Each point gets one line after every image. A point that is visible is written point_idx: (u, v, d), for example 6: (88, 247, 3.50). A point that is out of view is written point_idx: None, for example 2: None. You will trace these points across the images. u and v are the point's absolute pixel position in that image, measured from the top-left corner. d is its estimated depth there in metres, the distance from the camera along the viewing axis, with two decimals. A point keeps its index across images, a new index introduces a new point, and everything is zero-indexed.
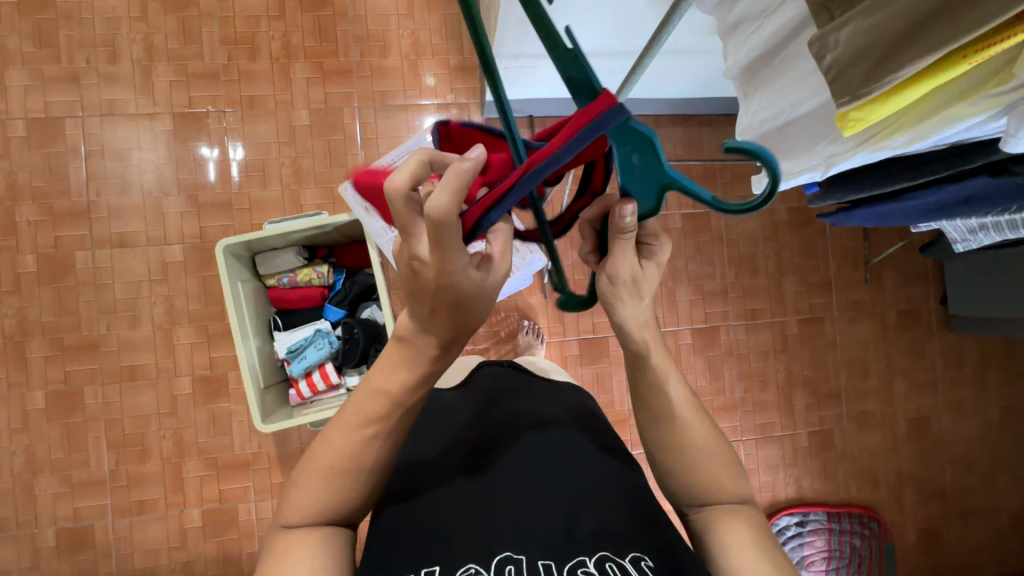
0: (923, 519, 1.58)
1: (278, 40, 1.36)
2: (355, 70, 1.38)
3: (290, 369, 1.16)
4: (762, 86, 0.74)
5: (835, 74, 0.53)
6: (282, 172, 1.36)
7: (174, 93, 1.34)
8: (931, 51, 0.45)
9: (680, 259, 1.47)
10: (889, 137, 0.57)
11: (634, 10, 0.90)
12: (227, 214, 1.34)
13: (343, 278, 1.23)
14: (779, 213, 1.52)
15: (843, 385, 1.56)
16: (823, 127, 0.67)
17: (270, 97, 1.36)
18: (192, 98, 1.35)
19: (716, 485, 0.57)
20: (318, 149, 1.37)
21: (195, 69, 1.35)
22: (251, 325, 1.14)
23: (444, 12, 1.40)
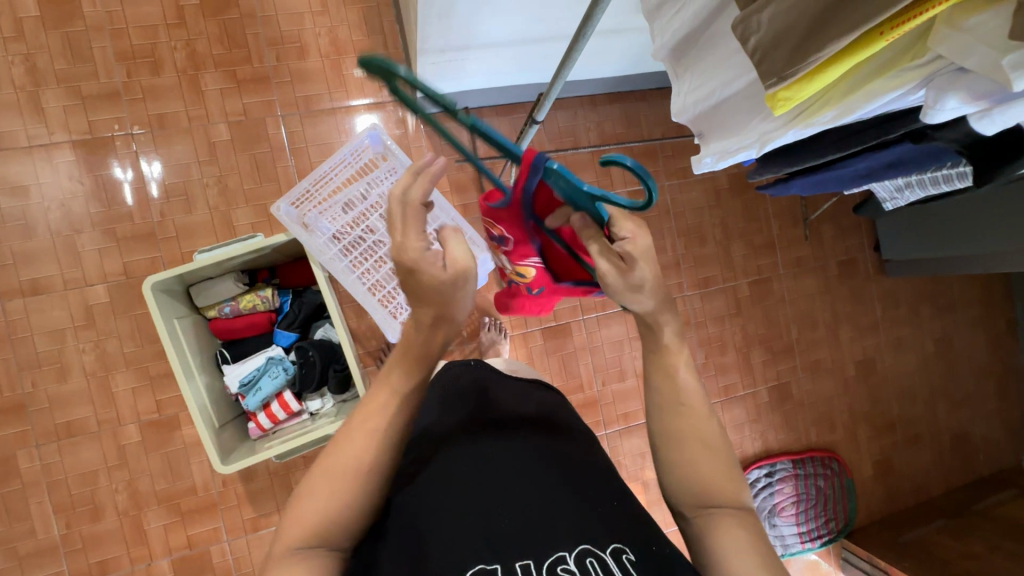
0: (876, 452, 1.70)
1: (182, 50, 1.25)
2: (272, 75, 1.29)
3: (246, 403, 1.10)
4: (692, 67, 0.74)
5: (760, 57, 0.53)
6: (207, 193, 1.26)
7: (70, 118, 1.22)
8: (850, 30, 0.45)
9: None
10: (817, 113, 0.58)
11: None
12: (152, 245, 1.24)
13: (290, 299, 1.17)
14: (720, 180, 1.55)
15: (795, 338, 1.63)
16: (754, 105, 0.67)
17: (182, 113, 1.25)
18: (93, 123, 1.22)
19: (716, 485, 0.58)
20: (244, 164, 1.28)
21: (91, 90, 1.22)
22: (196, 362, 1.07)
23: (361, 5, 1.32)
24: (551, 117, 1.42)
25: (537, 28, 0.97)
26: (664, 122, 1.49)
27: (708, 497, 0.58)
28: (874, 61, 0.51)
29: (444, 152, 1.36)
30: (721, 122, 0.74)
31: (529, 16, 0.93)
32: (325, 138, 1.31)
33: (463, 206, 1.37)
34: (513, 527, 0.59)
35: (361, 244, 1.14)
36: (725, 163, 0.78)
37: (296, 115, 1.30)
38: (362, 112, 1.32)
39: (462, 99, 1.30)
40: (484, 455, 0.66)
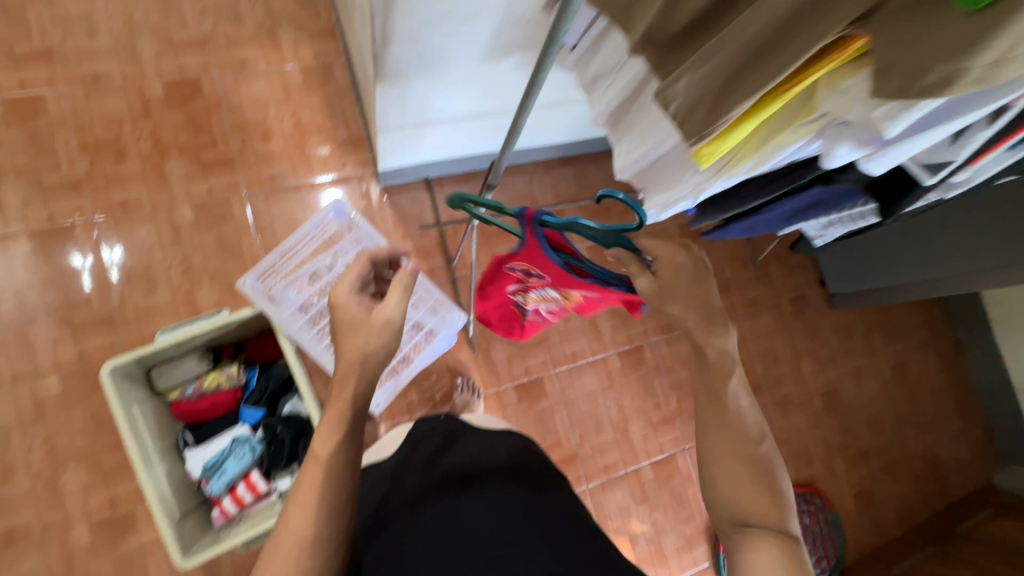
0: (855, 483, 1.72)
1: (147, 139, 1.30)
2: (237, 158, 1.34)
3: (209, 488, 1.05)
4: (628, 131, 0.82)
5: (682, 120, 0.60)
6: (170, 274, 1.26)
7: (29, 209, 1.22)
8: (752, 93, 0.52)
9: None
10: (737, 164, 0.65)
11: (503, 76, 0.98)
12: (111, 330, 1.22)
13: (257, 375, 1.15)
14: (671, 230, 1.65)
15: (760, 375, 1.68)
16: (686, 160, 0.74)
17: (145, 199, 1.27)
18: (52, 212, 1.23)
19: (756, 505, 0.58)
20: (209, 244, 1.29)
21: (53, 181, 1.24)
22: (156, 448, 1.02)
23: (322, 91, 1.40)
24: (509, 182, 1.50)
25: (487, 104, 1.06)
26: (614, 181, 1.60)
27: (746, 515, 0.59)
28: (776, 120, 0.59)
29: (408, 219, 1.41)
30: (661, 175, 0.81)
31: (479, 94, 1.02)
32: (291, 213, 1.35)
33: (429, 270, 1.41)
34: None
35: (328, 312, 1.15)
36: (666, 213, 0.84)
37: (262, 194, 1.34)
38: (327, 186, 1.37)
39: (422, 170, 1.37)
40: (457, 509, 0.66)
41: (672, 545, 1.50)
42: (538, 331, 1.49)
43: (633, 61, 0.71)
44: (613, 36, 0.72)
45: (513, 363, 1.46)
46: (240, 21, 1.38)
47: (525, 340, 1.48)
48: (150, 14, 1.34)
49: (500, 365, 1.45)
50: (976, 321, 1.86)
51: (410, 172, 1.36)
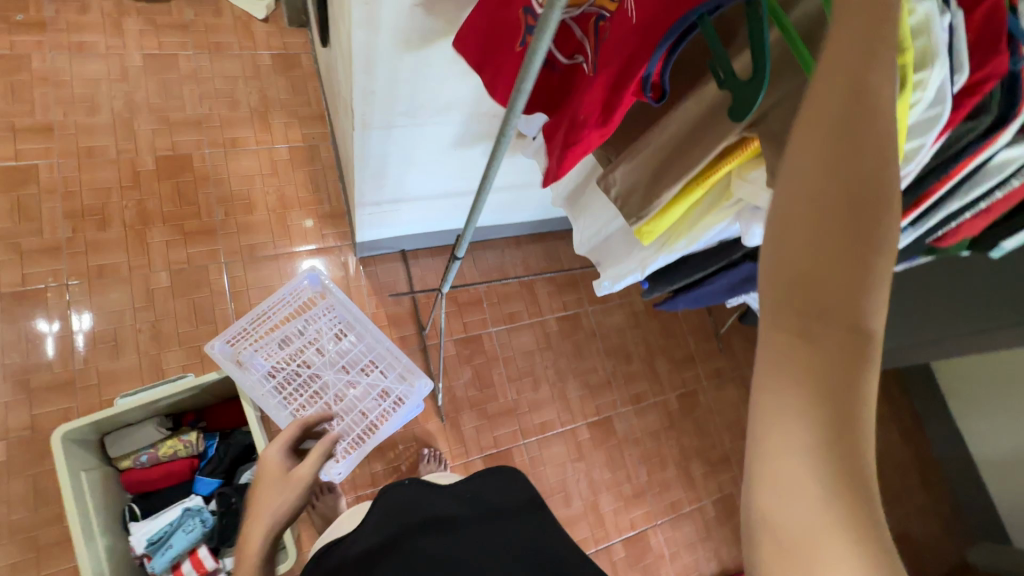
0: None
1: (132, 208, 1.35)
2: (219, 228, 1.39)
3: (151, 566, 0.99)
4: (583, 210, 0.90)
5: (622, 202, 0.67)
6: (138, 338, 1.26)
7: (3, 272, 1.23)
8: (676, 181, 0.61)
9: (562, 359, 1.59)
10: (675, 242, 0.72)
11: (473, 161, 1.08)
12: (68, 394, 1.19)
13: (216, 442, 1.12)
14: (637, 303, 1.73)
15: (729, 447, 1.70)
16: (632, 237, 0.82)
17: (123, 264, 1.30)
18: (26, 275, 1.24)
19: (830, 300, 0.31)
20: (181, 308, 1.31)
21: (32, 245, 1.26)
22: (99, 521, 0.96)
23: (307, 168, 1.50)
24: (482, 255, 1.59)
25: (460, 183, 1.16)
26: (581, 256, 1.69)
27: (807, 310, 0.32)
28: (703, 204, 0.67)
29: (383, 289, 1.46)
30: (610, 252, 0.89)
31: (451, 175, 1.12)
32: (267, 281, 1.39)
33: (400, 338, 1.44)
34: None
35: (296, 378, 1.17)
36: (620, 284, 0.90)
37: (240, 262, 1.38)
38: (304, 256, 1.43)
39: (398, 243, 1.44)
40: (413, 557, 0.71)
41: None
42: (507, 401, 1.50)
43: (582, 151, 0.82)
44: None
45: (482, 434, 1.45)
46: (235, 105, 1.50)
47: (494, 410, 1.48)
48: (151, 97, 1.45)
49: (468, 435, 1.44)
50: (931, 395, 1.93)
51: (386, 244, 1.43)
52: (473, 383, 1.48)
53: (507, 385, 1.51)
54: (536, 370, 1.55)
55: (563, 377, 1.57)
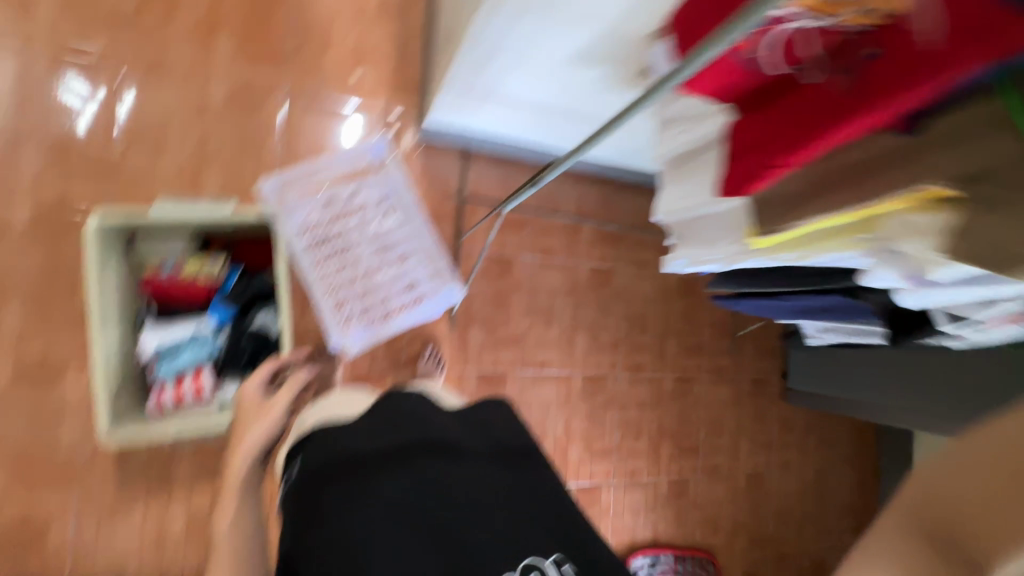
0: (748, 563, 1.81)
1: (206, 3, 1.24)
2: (290, 56, 1.29)
3: (156, 371, 1.02)
4: (678, 181, 0.83)
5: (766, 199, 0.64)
6: (183, 145, 1.21)
7: (57, 29, 1.15)
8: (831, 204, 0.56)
9: (585, 307, 1.58)
10: (783, 251, 0.68)
11: (583, 84, 0.98)
12: (105, 178, 1.16)
13: (238, 275, 1.10)
14: (673, 279, 1.69)
15: (702, 439, 1.75)
16: (728, 230, 0.77)
17: (186, 60, 1.22)
18: (83, 39, 1.16)
19: None
20: (231, 129, 1.24)
21: (95, 9, 1.17)
22: (115, 312, 0.98)
23: (394, 23, 1.37)
24: (541, 176, 1.50)
25: (553, 100, 1.06)
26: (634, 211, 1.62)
27: None
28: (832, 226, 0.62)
29: (433, 180, 1.39)
30: (699, 230, 0.83)
31: (551, 90, 1.02)
32: (324, 130, 1.31)
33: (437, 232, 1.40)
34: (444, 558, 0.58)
35: (327, 246, 1.13)
36: (694, 267, 0.87)
37: (302, 99, 1.30)
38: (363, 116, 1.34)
39: (468, 136, 1.34)
40: (385, 500, 0.61)
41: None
42: (517, 329, 1.50)
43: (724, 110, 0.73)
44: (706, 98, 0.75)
45: (484, 352, 1.47)
46: None
47: (502, 333, 1.49)
48: None
49: (472, 348, 1.46)
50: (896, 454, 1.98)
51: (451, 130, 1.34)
52: (491, 301, 1.47)
53: (522, 315, 1.51)
54: (552, 311, 1.54)
55: (575, 323, 1.57)
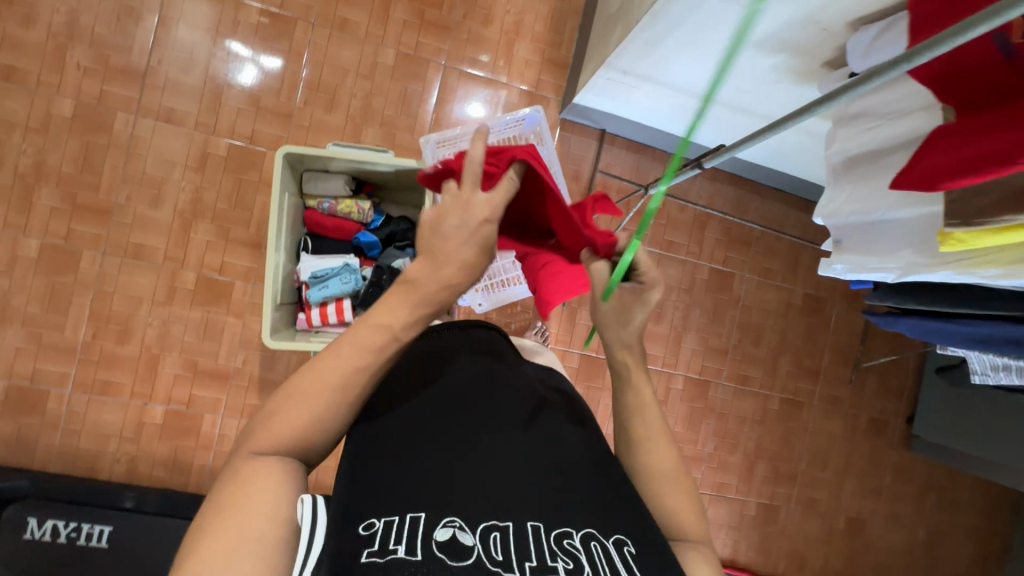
0: (851, 509, 1.85)
1: (359, 98, 1.47)
2: (413, 82, 1.49)
3: (309, 293, 1.25)
4: (860, 178, 0.89)
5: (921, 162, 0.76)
6: (352, 103, 1.46)
7: (262, 119, 1.42)
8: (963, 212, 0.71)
9: (695, 273, 1.70)
10: (980, 267, 0.70)
11: (754, 69, 1.04)
12: (298, 226, 1.32)
13: (379, 217, 1.35)
14: (785, 214, 1.73)
15: (826, 364, 1.81)
16: (909, 236, 0.81)
17: (345, 123, 1.46)
18: (288, 111, 1.43)
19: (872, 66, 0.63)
20: (386, 138, 1.48)
21: (269, 104, 1.42)
22: (284, 242, 1.25)
23: (553, 4, 1.55)
24: (640, 160, 1.59)
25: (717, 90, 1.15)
26: (730, 193, 1.69)
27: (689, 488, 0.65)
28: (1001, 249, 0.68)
29: (568, 157, 1.56)
30: (869, 241, 0.88)
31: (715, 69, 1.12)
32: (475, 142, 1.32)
33: None
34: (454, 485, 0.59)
35: None
36: (859, 275, 0.90)
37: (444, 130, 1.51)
38: (482, 106, 1.53)
39: (606, 119, 1.52)
40: (424, 466, 0.61)
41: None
42: None
43: (935, 108, 0.75)
44: (910, 84, 0.78)
45: (589, 336, 1.63)
46: None
47: None
48: None
49: (577, 330, 1.63)
50: None
51: (579, 111, 1.51)
52: None
53: None
54: (667, 304, 1.69)
55: (685, 323, 1.71)
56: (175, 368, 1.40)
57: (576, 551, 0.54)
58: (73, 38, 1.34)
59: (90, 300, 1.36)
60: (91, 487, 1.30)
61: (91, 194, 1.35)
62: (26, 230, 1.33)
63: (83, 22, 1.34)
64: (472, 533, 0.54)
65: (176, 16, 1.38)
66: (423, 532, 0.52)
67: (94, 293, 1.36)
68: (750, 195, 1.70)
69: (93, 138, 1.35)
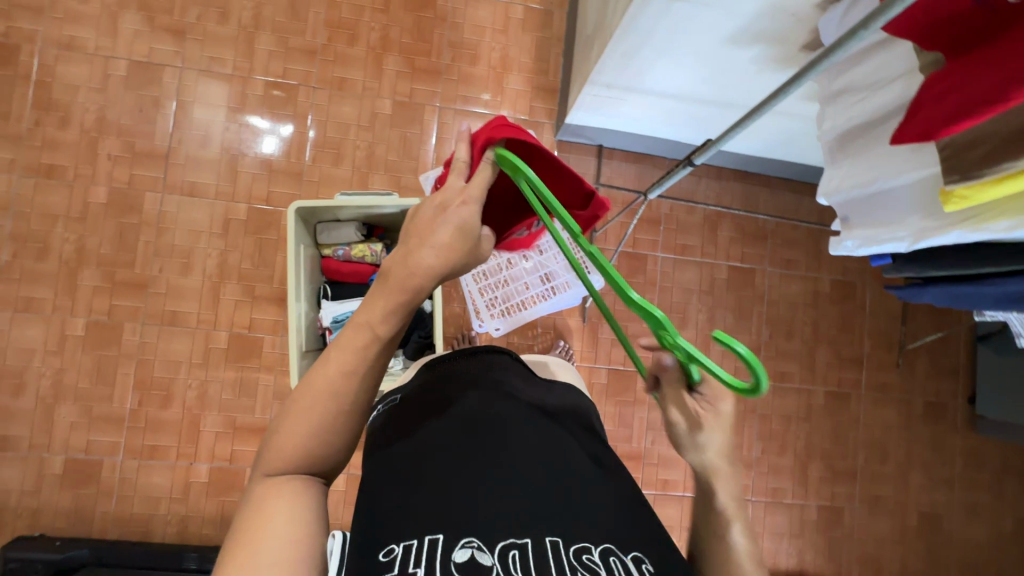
0: (923, 503, 1.73)
1: (363, 149, 1.54)
2: (411, 127, 1.57)
3: (333, 337, 1.30)
4: (854, 153, 0.88)
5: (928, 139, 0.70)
6: (356, 153, 1.54)
7: (275, 181, 1.51)
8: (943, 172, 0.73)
9: (713, 273, 1.68)
10: (990, 222, 0.68)
11: (734, 64, 1.06)
12: (317, 275, 1.38)
13: (392, 257, 1.39)
14: (798, 202, 1.70)
15: (868, 350, 1.73)
16: (913, 203, 0.80)
17: (352, 174, 1.54)
18: (298, 169, 1.52)
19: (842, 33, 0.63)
20: (392, 181, 1.55)
21: (280, 166, 1.51)
22: (304, 291, 1.30)
23: (535, 35, 1.61)
24: (640, 169, 1.60)
25: (701, 89, 1.17)
26: (738, 189, 1.67)
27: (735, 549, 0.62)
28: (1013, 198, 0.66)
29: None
30: (873, 213, 0.87)
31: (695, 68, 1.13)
32: None
33: None
34: (471, 504, 0.62)
35: None
36: (869, 250, 0.88)
37: None
38: None
39: (601, 135, 1.55)
40: (441, 486, 0.64)
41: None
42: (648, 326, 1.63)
43: (915, 72, 0.75)
44: (889, 53, 0.78)
45: (614, 349, 1.61)
46: None
47: (634, 331, 1.62)
48: (404, 33, 1.57)
49: (601, 344, 1.61)
50: None
51: (573, 130, 1.55)
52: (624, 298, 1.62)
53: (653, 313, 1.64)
54: (689, 308, 1.66)
55: (711, 325, 1.67)
56: (216, 426, 1.45)
57: (595, 565, 0.56)
58: (102, 132, 1.47)
59: (134, 370, 1.44)
60: (147, 551, 1.34)
61: (128, 270, 1.45)
62: (73, 311, 1.43)
63: (111, 116, 1.48)
64: (490, 552, 0.56)
65: (190, 98, 1.50)
66: (441, 552, 0.55)
67: (137, 362, 1.44)
68: (759, 188, 1.68)
69: (126, 218, 1.46)
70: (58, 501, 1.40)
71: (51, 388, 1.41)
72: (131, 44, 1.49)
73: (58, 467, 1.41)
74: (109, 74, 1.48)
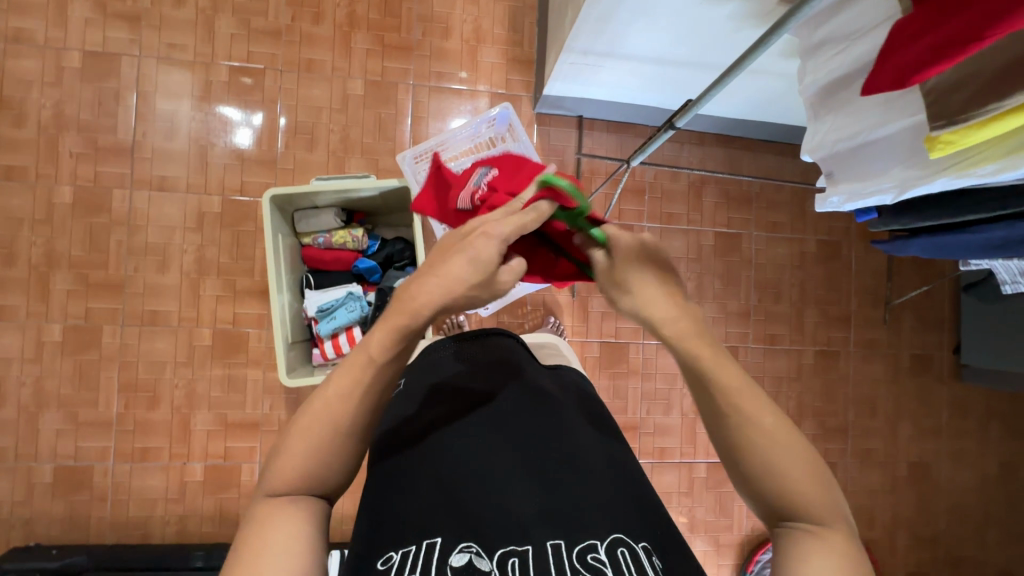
0: (912, 454, 1.77)
1: (337, 133, 1.50)
2: (385, 107, 1.52)
3: (319, 328, 1.27)
4: (837, 106, 0.86)
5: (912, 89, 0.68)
6: (330, 138, 1.50)
7: (248, 170, 1.46)
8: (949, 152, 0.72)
9: (700, 241, 1.67)
10: (975, 166, 0.68)
11: (711, 22, 1.03)
12: (299, 265, 1.35)
13: (375, 243, 1.36)
14: (781, 165, 1.69)
15: (855, 309, 1.75)
16: (897, 152, 0.79)
17: (327, 159, 1.49)
18: (271, 158, 1.47)
19: None
20: (369, 165, 1.51)
21: (252, 155, 1.46)
22: (286, 282, 1.27)
23: (508, 5, 1.56)
24: (622, 139, 1.58)
25: (678, 51, 1.14)
26: (721, 154, 1.66)
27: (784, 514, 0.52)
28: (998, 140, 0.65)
29: (550, 150, 1.57)
30: (857, 167, 0.86)
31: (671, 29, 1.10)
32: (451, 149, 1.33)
33: None
34: (471, 506, 0.60)
35: None
36: (854, 204, 0.87)
37: None
38: (457, 117, 1.54)
39: (580, 106, 1.52)
40: (442, 487, 0.62)
41: (682, 533, 1.61)
42: None
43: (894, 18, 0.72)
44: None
45: (605, 322, 1.61)
46: None
47: None
48: (371, 10, 1.51)
49: (592, 318, 1.61)
50: None
51: (551, 101, 1.51)
52: None
53: None
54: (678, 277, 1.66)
55: (700, 292, 1.67)
56: (207, 425, 1.43)
57: (601, 565, 0.53)
58: (61, 128, 1.41)
59: (118, 372, 1.40)
60: (146, 552, 1.33)
61: (102, 271, 1.41)
62: (48, 316, 1.39)
63: (69, 110, 1.41)
64: (489, 559, 0.55)
65: (151, 88, 1.44)
66: (438, 559, 0.54)
67: (120, 365, 1.40)
68: (742, 152, 1.67)
69: (95, 217, 1.41)
70: (50, 509, 1.38)
71: (33, 396, 1.38)
72: (83, 33, 1.41)
73: (48, 475, 1.38)
74: (63, 67, 1.41)
